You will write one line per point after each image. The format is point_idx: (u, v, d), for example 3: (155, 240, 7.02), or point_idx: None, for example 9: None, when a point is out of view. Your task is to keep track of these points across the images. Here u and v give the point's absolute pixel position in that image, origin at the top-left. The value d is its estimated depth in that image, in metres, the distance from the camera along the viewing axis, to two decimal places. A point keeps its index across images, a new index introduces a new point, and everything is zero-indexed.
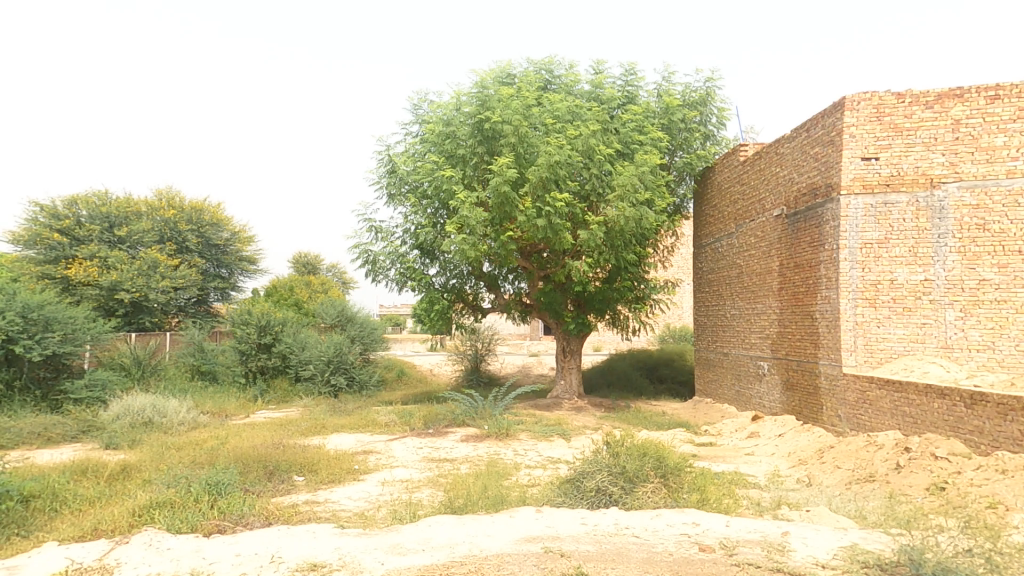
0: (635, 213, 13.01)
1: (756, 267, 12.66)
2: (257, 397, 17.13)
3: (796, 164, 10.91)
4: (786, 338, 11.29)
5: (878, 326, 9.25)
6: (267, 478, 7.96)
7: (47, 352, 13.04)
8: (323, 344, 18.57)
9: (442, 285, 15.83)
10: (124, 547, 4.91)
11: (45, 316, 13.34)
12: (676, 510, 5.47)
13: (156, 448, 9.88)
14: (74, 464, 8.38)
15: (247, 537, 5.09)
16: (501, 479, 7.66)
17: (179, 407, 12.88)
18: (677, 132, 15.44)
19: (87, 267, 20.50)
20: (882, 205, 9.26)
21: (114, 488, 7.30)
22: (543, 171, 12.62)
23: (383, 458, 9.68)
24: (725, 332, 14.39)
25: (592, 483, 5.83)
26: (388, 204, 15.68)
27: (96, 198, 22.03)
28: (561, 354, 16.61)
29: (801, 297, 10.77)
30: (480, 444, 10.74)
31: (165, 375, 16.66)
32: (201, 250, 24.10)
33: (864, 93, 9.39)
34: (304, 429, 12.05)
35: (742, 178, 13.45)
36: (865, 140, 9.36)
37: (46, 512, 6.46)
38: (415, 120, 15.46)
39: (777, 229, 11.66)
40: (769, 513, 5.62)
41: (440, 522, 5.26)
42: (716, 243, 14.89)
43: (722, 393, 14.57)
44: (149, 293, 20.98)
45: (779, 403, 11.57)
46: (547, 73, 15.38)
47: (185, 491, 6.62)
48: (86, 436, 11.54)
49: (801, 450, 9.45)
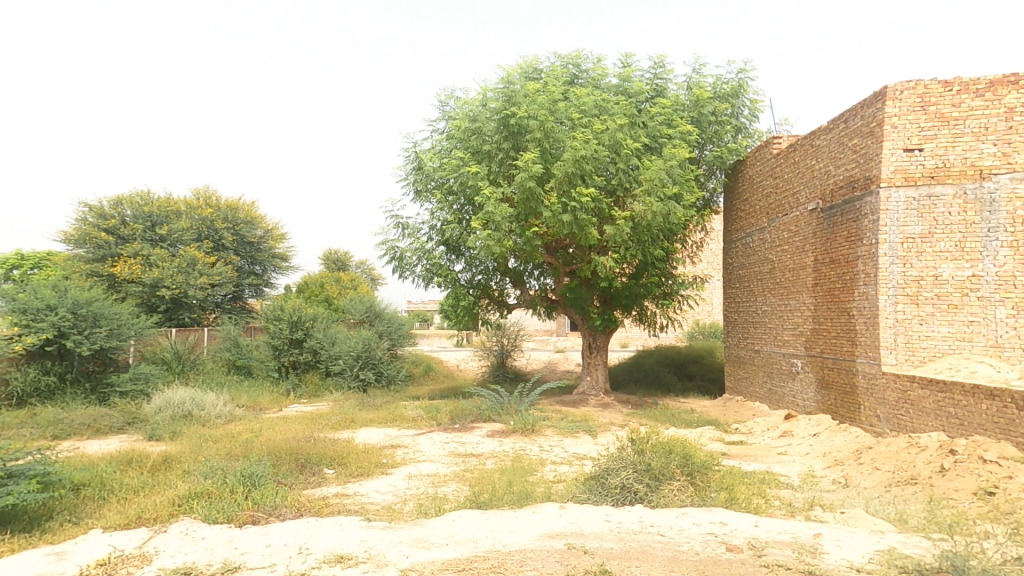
0: (663, 207, 12.78)
1: (789, 262, 12.30)
2: (290, 391, 17.59)
3: (834, 156, 10.53)
4: (821, 335, 10.95)
5: (921, 324, 8.87)
6: (299, 470, 8.17)
7: (95, 347, 13.65)
8: (352, 340, 18.93)
9: (468, 281, 15.91)
10: (162, 536, 5.09)
11: (93, 312, 13.96)
12: (705, 508, 5.37)
13: (195, 440, 10.25)
14: (120, 454, 8.77)
15: (277, 528, 5.21)
16: (526, 475, 7.66)
17: (216, 400, 13.33)
18: (707, 125, 15.11)
19: (131, 265, 21.41)
20: (926, 197, 8.86)
21: (156, 478, 7.60)
22: (569, 166, 12.53)
23: (410, 453, 9.82)
24: (756, 328, 14.05)
25: (617, 480, 5.78)
26: (415, 201, 15.83)
27: (139, 198, 22.94)
28: (588, 351, 16.50)
29: (837, 293, 10.42)
30: (505, 440, 10.77)
31: (203, 369, 17.26)
32: (236, 247, 24.62)
33: (907, 82, 9.01)
34: (334, 423, 12.32)
35: (775, 170, 13.07)
36: (909, 131, 8.97)
37: (94, 500, 6.77)
38: (442, 117, 15.54)
39: (812, 223, 11.31)
40: (801, 514, 5.46)
41: (464, 516, 5.29)
42: (748, 238, 14.53)
43: (753, 391, 14.24)
44: (188, 290, 21.77)
45: (813, 402, 11.24)
46: (575, 67, 15.23)
47: (221, 481, 6.85)
48: (131, 427, 11.97)
49: (837, 450, 9.17)
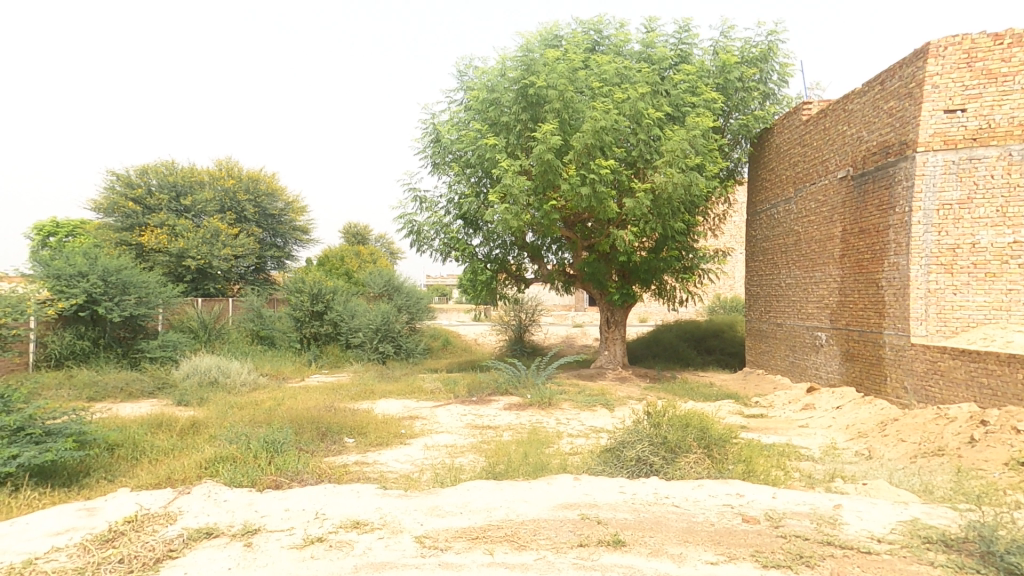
0: (685, 179, 12.44)
1: (815, 234, 11.94)
2: (312, 361, 17.94)
3: (867, 121, 10.07)
4: (848, 307, 10.68)
5: (955, 293, 8.56)
6: (321, 438, 8.35)
7: (125, 313, 14.03)
8: (372, 313, 19.14)
9: (486, 255, 15.85)
10: (186, 497, 5.26)
11: (122, 280, 14.32)
12: (723, 480, 5.32)
13: (221, 406, 10.55)
14: (150, 417, 9.07)
15: (296, 494, 5.34)
16: (543, 447, 7.72)
17: (241, 368, 13.67)
18: (733, 92, 14.57)
19: (158, 235, 21.87)
20: (967, 160, 8.45)
21: (185, 441, 7.86)
22: (588, 137, 12.25)
23: (428, 424, 9.96)
24: (779, 302, 13.76)
25: (632, 452, 5.76)
26: (432, 173, 15.71)
27: (164, 167, 23.25)
28: (606, 325, 16.42)
29: (865, 264, 10.10)
30: (523, 413, 10.84)
31: (228, 339, 17.68)
32: (258, 220, 24.89)
33: (952, 37, 8.52)
34: (355, 394, 12.56)
35: (803, 138, 12.59)
36: (951, 90, 8.52)
37: (127, 460, 7.03)
38: (460, 86, 15.27)
39: (841, 193, 10.91)
40: (821, 486, 5.39)
41: (479, 486, 5.34)
42: (773, 210, 14.12)
43: (775, 365, 14.05)
44: (213, 261, 22.17)
45: (837, 374, 11.04)
46: (596, 33, 14.74)
47: (245, 447, 7.02)
48: (161, 392, 12.36)
49: (860, 423, 9.01)
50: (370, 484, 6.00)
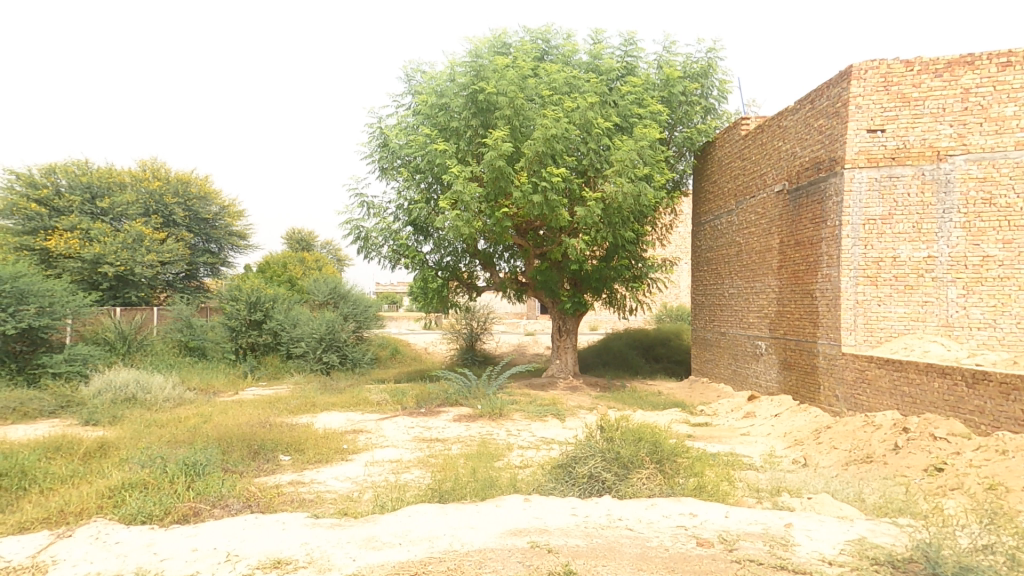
0: (634, 189, 12.59)
1: (755, 246, 12.33)
2: (247, 373, 16.95)
3: (800, 137, 10.49)
4: (785, 317, 11.04)
5: (879, 304, 8.98)
6: (252, 457, 7.73)
7: (22, 325, 12.68)
8: (314, 321, 18.30)
9: (437, 263, 15.46)
10: (66, 542, 4.68)
11: (19, 288, 12.93)
12: (674, 497, 5.22)
13: (138, 426, 9.66)
14: (48, 441, 8.16)
15: (210, 529, 4.82)
16: (491, 461, 7.45)
17: (163, 383, 12.65)
18: (677, 106, 14.94)
19: (69, 239, 20.13)
20: (887, 178, 8.90)
21: (89, 466, 7.14)
22: (539, 145, 12.17)
23: (373, 438, 9.49)
24: (722, 311, 14.12)
25: (584, 468, 5.58)
26: (380, 178, 15.24)
27: (76, 167, 21.46)
28: (556, 334, 16.35)
29: (801, 275, 10.47)
30: (472, 424, 10.54)
31: (152, 351, 16.43)
32: (188, 224, 23.43)
33: (872, 61, 8.97)
34: (294, 407, 11.85)
35: (742, 152, 13.02)
36: (872, 111, 8.97)
37: (13, 491, 6.31)
38: (407, 90, 14.91)
39: (778, 206, 11.31)
40: (769, 499, 5.37)
41: (422, 511, 4.99)
42: (716, 221, 14.51)
43: (718, 373, 14.38)
44: (135, 267, 20.62)
45: (775, 383, 11.38)
46: (544, 43, 14.78)
47: (160, 470, 6.36)
48: (65, 411, 11.22)
49: (797, 430, 9.28)
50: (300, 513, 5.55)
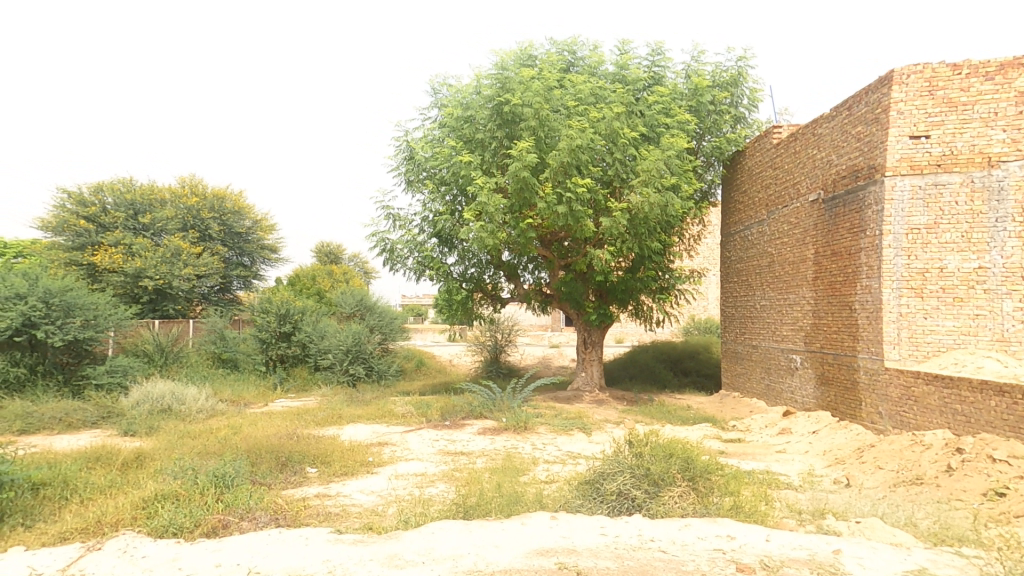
0: (661, 199, 12.41)
1: (788, 256, 11.98)
2: (277, 385, 17.20)
3: (836, 145, 10.19)
4: (822, 330, 10.64)
5: (925, 317, 8.56)
6: (280, 469, 7.78)
7: (68, 337, 13.14)
8: (342, 333, 18.52)
9: (461, 274, 15.50)
10: (96, 555, 4.77)
11: (66, 301, 13.43)
12: (710, 518, 4.99)
13: (172, 436, 9.86)
14: (89, 451, 8.38)
15: (233, 544, 4.81)
16: (517, 476, 7.32)
17: (197, 394, 12.91)
18: (706, 115, 14.73)
19: (112, 254, 20.91)
20: (932, 186, 8.54)
21: (126, 477, 7.31)
22: (564, 156, 12.13)
23: (398, 450, 9.46)
24: (754, 323, 13.72)
25: (613, 485, 5.41)
26: (406, 191, 15.41)
27: (121, 185, 22.34)
28: (582, 346, 16.14)
29: (838, 286, 10.10)
30: (497, 437, 10.41)
31: (187, 363, 16.84)
32: (223, 238, 24.11)
33: (914, 65, 8.67)
34: (321, 419, 11.94)
35: (774, 161, 12.72)
36: (915, 117, 8.64)
37: (54, 501, 6.46)
38: (434, 104, 15.09)
39: (813, 216, 10.97)
40: (813, 522, 5.08)
41: (446, 528, 4.89)
42: (746, 231, 14.17)
43: (751, 387, 13.95)
44: (172, 281, 21.29)
45: (812, 398, 10.95)
46: (570, 54, 14.80)
47: (191, 482, 6.43)
48: (106, 421, 11.52)
49: (837, 448, 8.87)
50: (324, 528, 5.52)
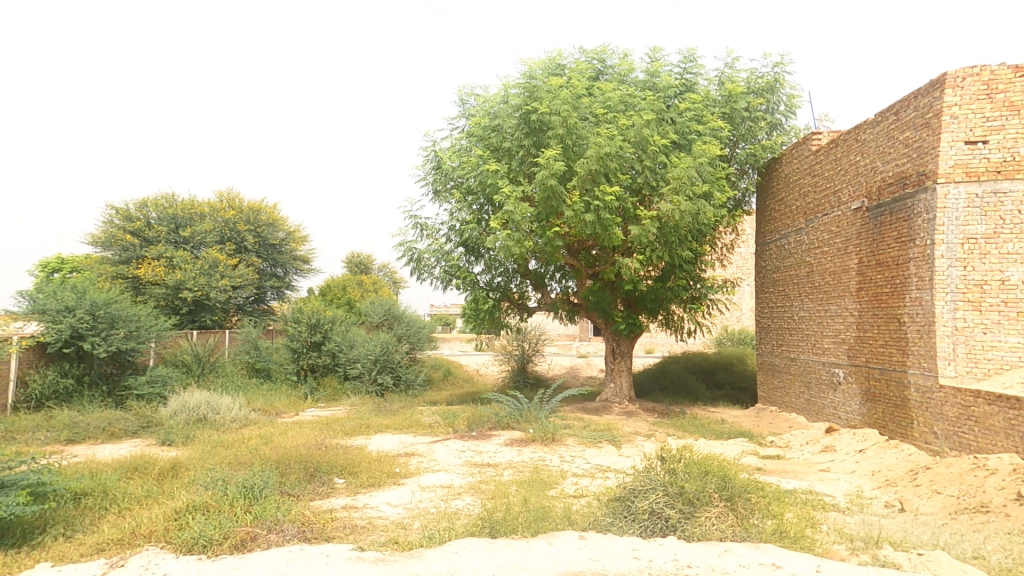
0: (692, 207, 12.11)
1: (829, 266, 11.49)
2: (308, 394, 17.41)
3: (882, 151, 9.75)
4: (867, 343, 10.15)
5: (984, 332, 8.07)
6: (308, 479, 7.79)
7: (112, 348, 13.59)
8: (370, 343, 18.68)
9: (488, 283, 15.43)
10: (119, 570, 4.90)
11: (110, 314, 13.90)
12: (752, 543, 4.69)
13: (206, 446, 10.02)
14: (128, 461, 8.56)
15: (253, 562, 4.77)
16: (545, 490, 7.13)
17: (231, 404, 13.15)
18: (740, 122, 14.38)
19: (155, 267, 21.67)
20: (991, 194, 8.11)
21: (162, 487, 7.44)
22: (592, 164, 11.96)
23: (425, 462, 9.37)
24: (792, 335, 13.21)
25: (645, 504, 5.17)
26: (434, 201, 15.48)
27: (164, 200, 23.17)
28: (611, 357, 15.83)
29: (884, 298, 9.62)
30: (525, 449, 10.23)
31: (223, 372, 17.21)
32: (258, 250, 24.73)
33: (970, 68, 8.25)
34: (349, 429, 11.99)
35: (813, 168, 12.29)
36: (971, 121, 8.20)
37: (94, 510, 6.59)
38: (462, 115, 15.16)
39: (856, 224, 10.51)
40: (867, 550, 4.72)
41: (470, 546, 4.74)
42: (783, 240, 13.70)
43: (789, 401, 13.40)
44: (210, 292, 21.92)
45: (857, 415, 10.42)
46: (599, 63, 14.68)
47: (222, 493, 6.46)
48: (146, 431, 11.81)
49: (887, 469, 8.40)
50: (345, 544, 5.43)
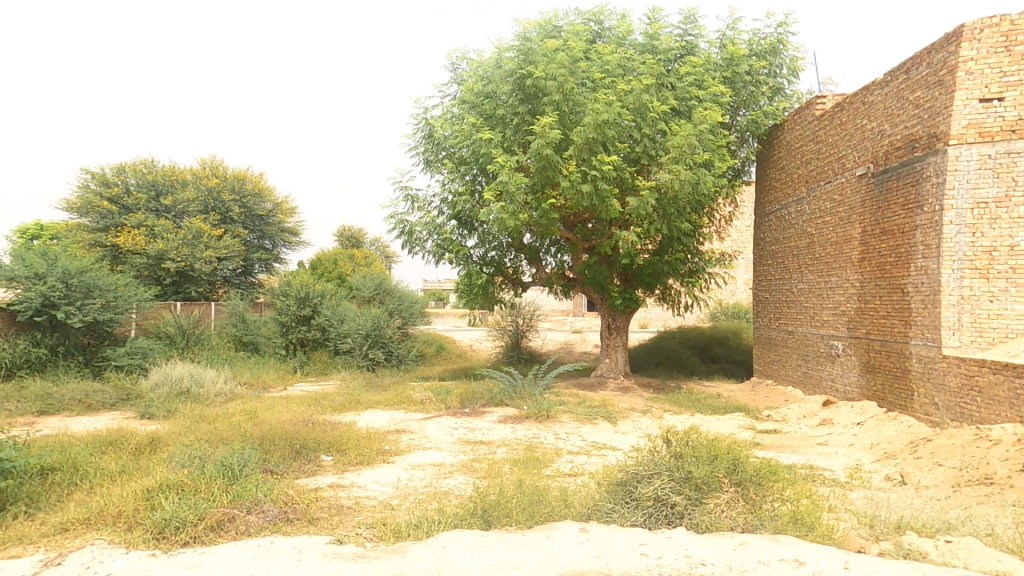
0: (692, 176, 11.64)
1: (830, 236, 11.13)
2: (297, 368, 17.07)
3: (890, 113, 9.31)
4: (868, 315, 9.87)
5: (991, 301, 7.76)
6: (294, 457, 7.47)
7: (88, 318, 13.14)
8: (361, 317, 18.30)
9: (481, 257, 15.00)
10: (58, 568, 4.42)
11: (86, 282, 13.39)
12: (768, 535, 4.41)
13: (188, 420, 9.70)
14: (103, 435, 8.20)
15: (217, 557, 4.37)
16: (539, 469, 6.85)
17: (216, 377, 12.80)
18: (741, 87, 13.83)
19: (135, 236, 21.00)
20: (1004, 154, 7.67)
21: (137, 462, 7.14)
22: (589, 131, 11.43)
23: (416, 439, 9.09)
24: (790, 308, 12.93)
25: (649, 490, 4.87)
26: (425, 170, 14.93)
27: (143, 166, 22.32)
28: (606, 331, 15.54)
29: (888, 268, 9.29)
30: (518, 426, 9.95)
31: (209, 345, 16.80)
32: (244, 221, 24.06)
33: (989, 19, 7.77)
34: (338, 404, 11.69)
35: (816, 134, 11.82)
36: (987, 77, 7.75)
37: (63, 487, 6.28)
38: (453, 79, 14.50)
39: (860, 192, 10.12)
40: (889, 540, 4.42)
41: (460, 540, 4.43)
42: (783, 211, 13.30)
43: (786, 375, 13.20)
44: (194, 263, 21.35)
45: (856, 387, 10.21)
46: (597, 24, 13.98)
47: (198, 471, 6.12)
48: (125, 404, 11.47)
49: (887, 442, 8.19)
50: (321, 534, 4.98)
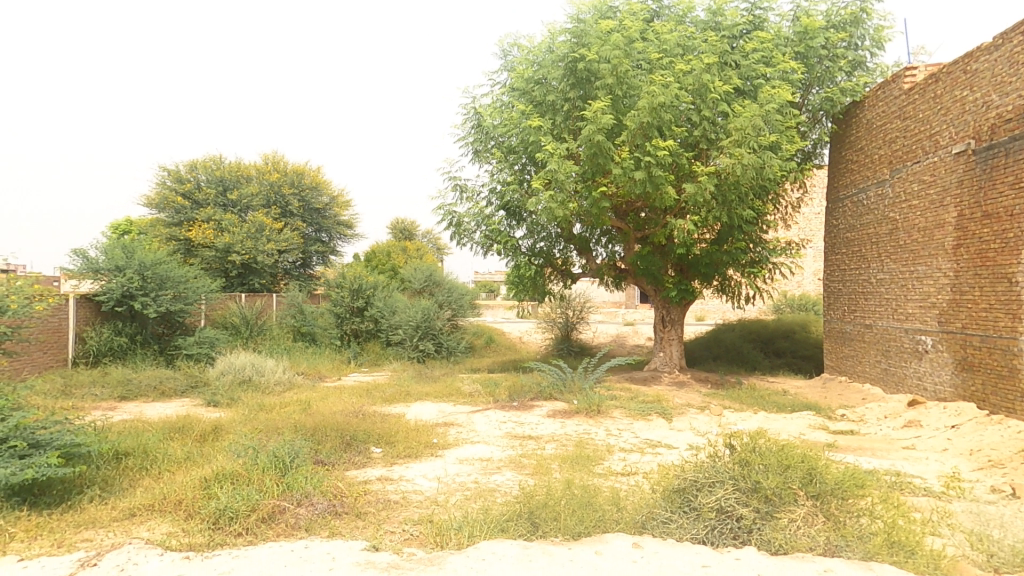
0: (756, 159, 10.85)
1: (918, 221, 10.07)
2: (351, 358, 17.46)
3: (999, 82, 8.25)
4: (964, 307, 8.86)
5: None
6: (345, 448, 7.51)
7: (162, 309, 13.92)
8: (412, 309, 18.48)
9: (530, 248, 14.69)
10: (91, 571, 4.25)
11: (160, 274, 14.19)
12: (859, 562, 3.91)
13: (248, 408, 10.03)
14: (171, 421, 8.58)
15: (261, 560, 4.32)
16: (590, 467, 6.54)
17: (275, 367, 13.26)
18: (815, 62, 12.80)
19: (204, 230, 22.10)
20: None
21: (201, 449, 7.39)
22: (644, 115, 10.84)
23: (464, 432, 8.97)
24: (868, 300, 11.89)
25: (712, 500, 4.47)
26: (474, 161, 14.77)
27: (212, 162, 23.43)
28: (660, 324, 14.92)
29: (991, 255, 8.29)
30: (568, 421, 9.65)
31: (270, 335, 17.41)
32: (303, 214, 24.94)
33: None
34: (389, 395, 11.78)
35: (902, 111, 10.73)
36: None
37: (134, 471, 6.56)
38: (504, 67, 14.23)
39: (957, 171, 9.07)
40: (1013, 574, 3.81)
41: (501, 552, 4.18)
42: (860, 195, 12.21)
43: (862, 371, 12.19)
44: (257, 256, 22.27)
45: (949, 387, 9.22)
46: (654, 3, 13.30)
47: (253, 461, 6.22)
48: (193, 391, 12.05)
49: (990, 449, 7.30)
50: (368, 533, 4.89)
